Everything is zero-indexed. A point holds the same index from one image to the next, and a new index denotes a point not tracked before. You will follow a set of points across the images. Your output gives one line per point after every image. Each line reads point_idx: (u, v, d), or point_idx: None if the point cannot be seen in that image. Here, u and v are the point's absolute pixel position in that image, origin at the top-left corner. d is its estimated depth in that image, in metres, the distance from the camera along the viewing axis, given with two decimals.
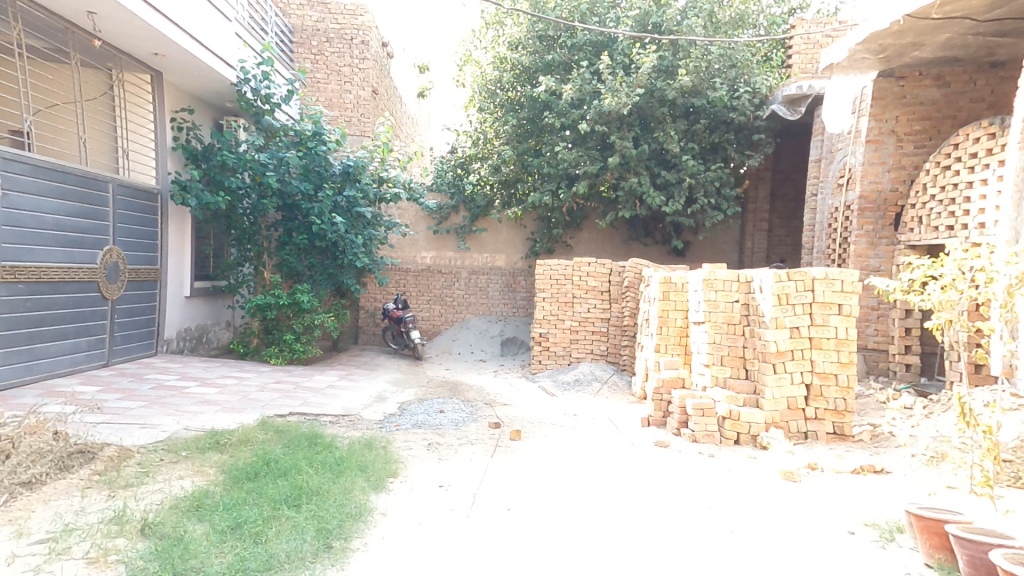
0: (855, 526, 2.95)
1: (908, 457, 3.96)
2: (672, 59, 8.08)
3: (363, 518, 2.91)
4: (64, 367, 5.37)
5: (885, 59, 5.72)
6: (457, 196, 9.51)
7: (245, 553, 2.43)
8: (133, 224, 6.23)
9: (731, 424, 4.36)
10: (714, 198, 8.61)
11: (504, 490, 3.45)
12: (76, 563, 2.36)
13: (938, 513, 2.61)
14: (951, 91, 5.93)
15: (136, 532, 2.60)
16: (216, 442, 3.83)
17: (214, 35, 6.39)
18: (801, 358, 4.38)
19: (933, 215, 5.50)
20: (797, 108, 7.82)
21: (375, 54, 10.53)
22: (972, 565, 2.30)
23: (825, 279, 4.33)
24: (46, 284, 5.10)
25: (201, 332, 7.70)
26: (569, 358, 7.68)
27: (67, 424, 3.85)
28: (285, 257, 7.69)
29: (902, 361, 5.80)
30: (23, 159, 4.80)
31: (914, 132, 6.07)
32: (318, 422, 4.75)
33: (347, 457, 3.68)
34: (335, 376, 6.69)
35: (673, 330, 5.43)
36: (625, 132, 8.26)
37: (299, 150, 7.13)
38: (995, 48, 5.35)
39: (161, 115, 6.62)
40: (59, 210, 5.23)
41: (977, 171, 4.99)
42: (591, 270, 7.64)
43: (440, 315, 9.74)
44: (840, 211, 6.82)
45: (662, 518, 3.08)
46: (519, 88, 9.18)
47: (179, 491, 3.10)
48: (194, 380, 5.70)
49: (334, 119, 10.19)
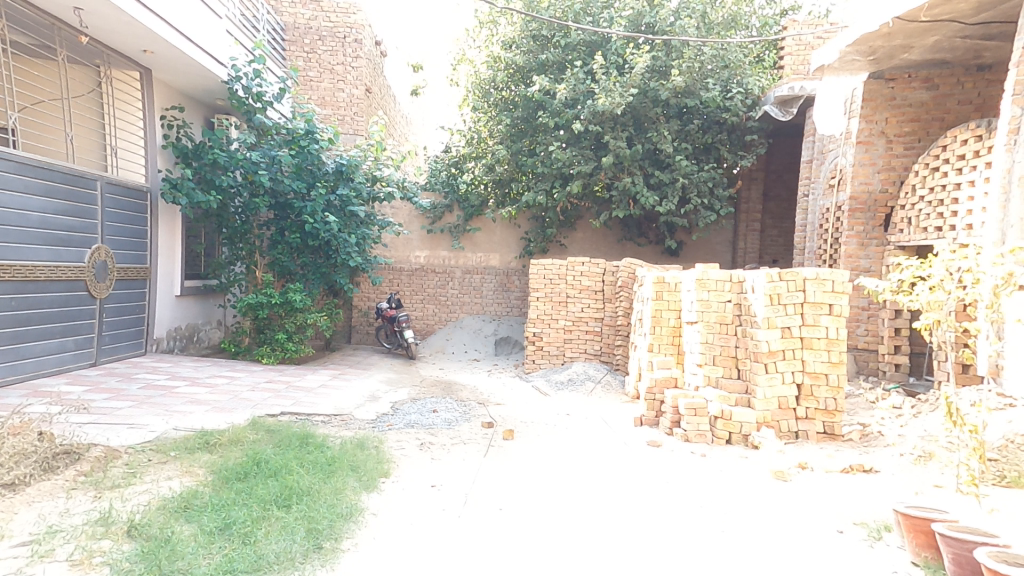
0: (844, 525, 2.97)
1: (897, 456, 3.99)
2: (665, 59, 8.12)
3: (353, 518, 2.90)
4: (52, 367, 5.32)
5: (876, 61, 5.75)
6: (451, 195, 9.53)
7: (234, 554, 2.41)
8: (122, 222, 6.18)
9: (723, 423, 4.38)
10: (707, 198, 8.62)
11: (497, 490, 3.45)
12: (60, 565, 2.34)
13: (925, 511, 2.62)
14: (939, 93, 5.97)
15: (121, 533, 2.58)
16: (205, 442, 3.81)
17: (205, 33, 6.34)
18: (792, 358, 4.39)
19: (923, 216, 5.52)
20: (789, 108, 7.83)
21: (369, 52, 10.51)
22: (957, 563, 2.31)
23: (816, 279, 4.34)
24: (32, 283, 5.05)
25: (192, 331, 7.64)
26: (563, 358, 7.69)
27: (54, 424, 3.81)
28: (278, 256, 7.66)
29: (891, 361, 5.84)
30: (7, 157, 4.74)
31: (904, 133, 6.11)
32: (310, 422, 4.74)
33: (338, 457, 3.67)
34: (327, 376, 6.66)
35: (666, 330, 5.45)
36: (618, 132, 8.28)
37: (291, 149, 7.07)
38: (981, 51, 5.39)
39: (150, 113, 6.56)
40: (46, 209, 5.17)
41: (965, 172, 5.02)
42: (585, 270, 7.65)
43: (434, 315, 9.73)
44: (831, 211, 6.86)
45: (653, 517, 3.09)
46: (513, 87, 9.19)
47: (167, 492, 3.08)
48: (184, 379, 5.67)
49: (327, 118, 10.15)
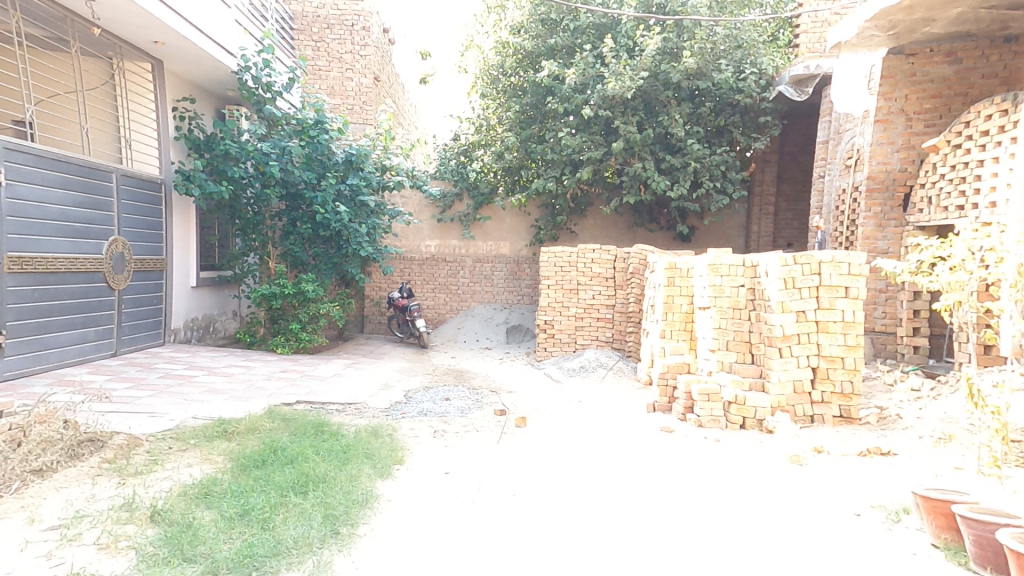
0: (862, 508, 2.95)
1: (915, 438, 3.96)
2: (676, 41, 8.00)
3: (369, 504, 2.93)
4: (73, 357, 5.41)
5: (896, 35, 5.63)
6: (460, 183, 9.50)
7: (254, 539, 2.44)
8: (138, 214, 6.23)
9: (737, 408, 4.36)
10: (719, 182, 8.47)
11: (510, 477, 3.46)
12: (88, 549, 2.39)
13: (944, 493, 2.60)
14: (962, 67, 5.78)
15: (145, 518, 2.63)
16: (224, 430, 3.87)
17: (213, 23, 6.32)
18: (808, 341, 4.35)
19: (943, 195, 5.41)
20: (804, 88, 7.73)
21: (377, 41, 10.50)
22: (979, 544, 2.30)
23: (832, 262, 4.27)
24: (52, 275, 5.12)
25: (208, 322, 7.73)
26: (574, 345, 7.70)
27: (77, 413, 3.89)
28: (290, 247, 7.70)
29: (910, 343, 5.79)
30: (25, 150, 4.79)
31: (924, 111, 5.98)
32: (325, 410, 4.79)
33: (353, 445, 3.71)
34: (341, 365, 6.72)
35: (679, 316, 5.41)
36: (629, 116, 8.19)
37: (302, 139, 7.07)
38: (1008, 21, 5.21)
39: (163, 106, 6.60)
40: (64, 201, 5.23)
41: (989, 148, 4.92)
42: (596, 256, 7.61)
43: (445, 304, 9.77)
44: (847, 192, 6.79)
45: (668, 503, 3.09)
46: (522, 73, 9.12)
47: (187, 478, 3.14)
48: (201, 369, 5.75)
49: (336, 108, 10.14)
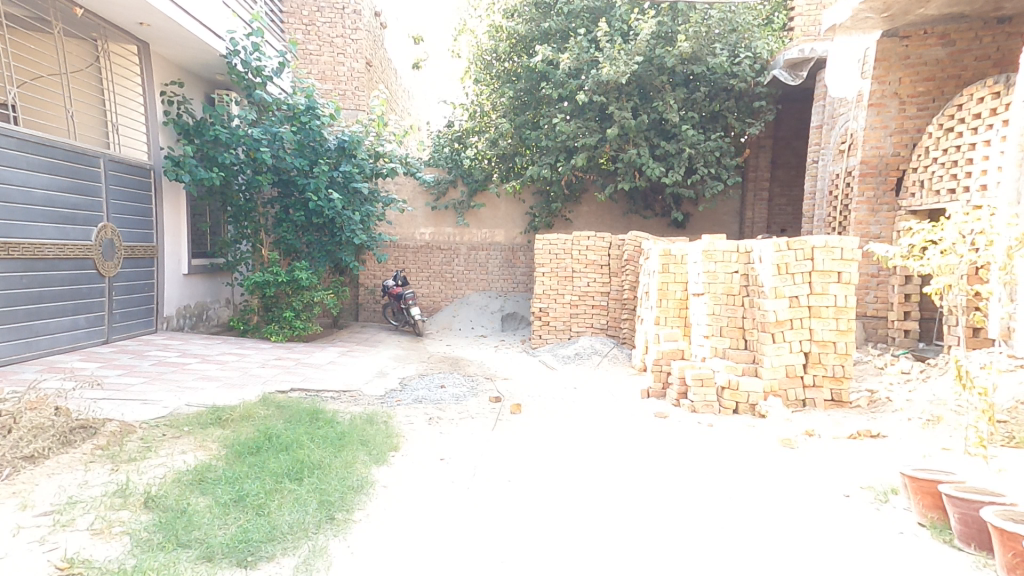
0: (851, 490, 2.99)
1: (904, 420, 4.00)
2: (671, 24, 7.93)
3: (365, 490, 2.95)
4: (65, 344, 5.39)
5: (890, 17, 5.60)
6: (455, 170, 9.40)
7: (249, 524, 2.45)
8: (127, 200, 6.17)
9: (730, 393, 4.39)
10: (714, 168, 8.44)
11: (505, 462, 3.47)
12: (81, 534, 2.39)
13: (933, 474, 2.63)
14: (955, 50, 5.78)
15: (139, 504, 2.63)
16: (218, 417, 3.87)
17: (204, 5, 6.24)
18: (800, 326, 4.37)
19: (935, 178, 5.43)
20: (799, 72, 7.68)
21: (368, 24, 10.36)
22: (964, 522, 2.33)
23: (825, 247, 4.27)
24: (40, 261, 5.08)
25: (201, 310, 7.70)
26: (569, 332, 7.72)
27: (69, 400, 3.89)
28: (283, 234, 7.68)
29: (901, 327, 5.81)
30: (9, 134, 4.71)
31: (918, 94, 5.97)
32: (319, 397, 4.80)
33: (348, 432, 3.72)
34: (336, 353, 6.73)
35: (673, 302, 5.41)
36: (623, 102, 8.13)
37: (293, 125, 6.97)
38: (1002, 2, 5.19)
39: (150, 90, 6.52)
40: (50, 186, 5.16)
41: (980, 132, 4.93)
42: (591, 244, 7.58)
43: (440, 292, 9.75)
44: (841, 177, 6.80)
45: (663, 488, 3.11)
46: (516, 58, 9.03)
47: (181, 464, 3.14)
48: (195, 356, 5.74)
49: (328, 93, 10.03)
